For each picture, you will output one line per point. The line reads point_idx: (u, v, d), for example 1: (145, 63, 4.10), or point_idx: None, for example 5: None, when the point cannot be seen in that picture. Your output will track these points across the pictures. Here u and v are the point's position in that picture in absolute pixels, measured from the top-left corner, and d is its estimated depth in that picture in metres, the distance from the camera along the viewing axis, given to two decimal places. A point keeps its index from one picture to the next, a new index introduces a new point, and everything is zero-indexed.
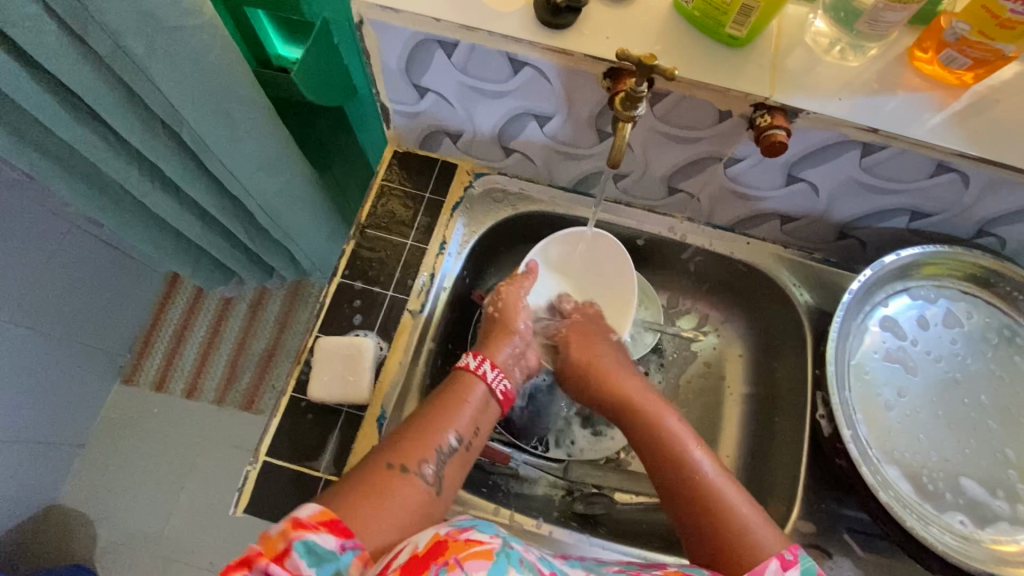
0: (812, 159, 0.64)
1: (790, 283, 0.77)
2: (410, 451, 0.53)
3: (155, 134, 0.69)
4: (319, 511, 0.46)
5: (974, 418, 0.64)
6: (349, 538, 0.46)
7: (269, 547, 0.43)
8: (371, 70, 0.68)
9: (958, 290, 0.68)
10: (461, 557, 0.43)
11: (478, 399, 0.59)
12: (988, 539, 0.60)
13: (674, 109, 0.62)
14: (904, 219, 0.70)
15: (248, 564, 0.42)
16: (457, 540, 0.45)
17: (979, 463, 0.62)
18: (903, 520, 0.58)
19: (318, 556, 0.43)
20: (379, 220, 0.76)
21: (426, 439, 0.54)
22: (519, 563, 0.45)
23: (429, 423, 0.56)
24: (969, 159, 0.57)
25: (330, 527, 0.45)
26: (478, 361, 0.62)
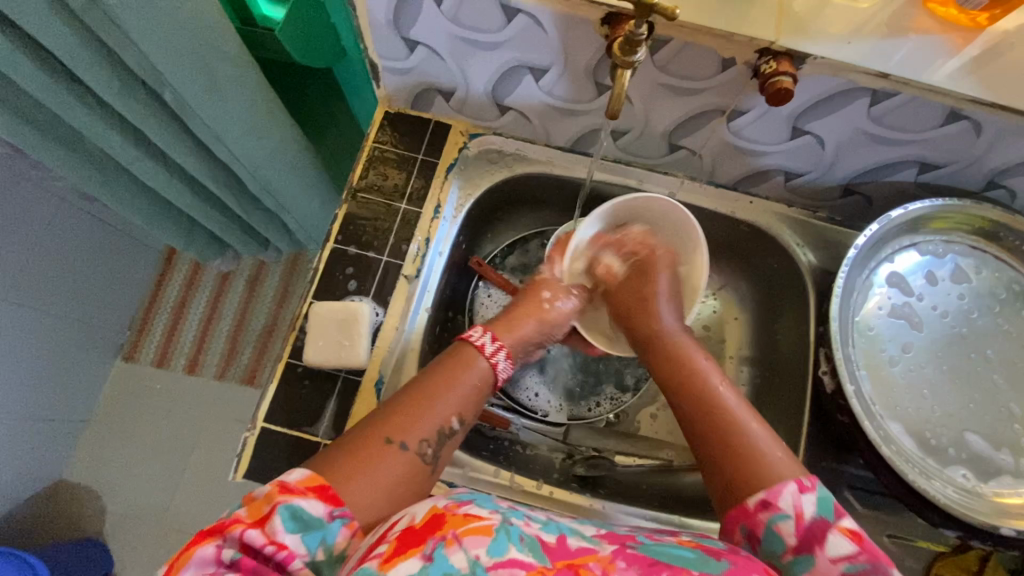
0: (818, 110, 0.60)
1: (794, 243, 0.75)
2: (412, 428, 0.52)
3: (138, 97, 0.69)
4: (307, 476, 0.46)
5: (979, 373, 0.61)
6: (338, 506, 0.46)
7: (253, 509, 0.45)
8: (358, 22, 0.64)
9: (968, 245, 0.64)
10: (460, 532, 0.41)
11: (479, 377, 0.59)
12: (990, 493, 0.57)
13: (676, 58, 0.58)
14: (912, 172, 0.66)
15: (223, 533, 0.44)
16: (455, 515, 0.43)
17: (981, 417, 0.59)
18: (906, 474, 0.55)
19: (302, 521, 0.44)
20: (371, 184, 0.75)
21: (428, 415, 0.54)
22: (519, 540, 0.42)
23: (434, 396, 0.55)
24: (983, 105, 0.54)
25: (319, 493, 0.46)
26: (494, 347, 0.61)
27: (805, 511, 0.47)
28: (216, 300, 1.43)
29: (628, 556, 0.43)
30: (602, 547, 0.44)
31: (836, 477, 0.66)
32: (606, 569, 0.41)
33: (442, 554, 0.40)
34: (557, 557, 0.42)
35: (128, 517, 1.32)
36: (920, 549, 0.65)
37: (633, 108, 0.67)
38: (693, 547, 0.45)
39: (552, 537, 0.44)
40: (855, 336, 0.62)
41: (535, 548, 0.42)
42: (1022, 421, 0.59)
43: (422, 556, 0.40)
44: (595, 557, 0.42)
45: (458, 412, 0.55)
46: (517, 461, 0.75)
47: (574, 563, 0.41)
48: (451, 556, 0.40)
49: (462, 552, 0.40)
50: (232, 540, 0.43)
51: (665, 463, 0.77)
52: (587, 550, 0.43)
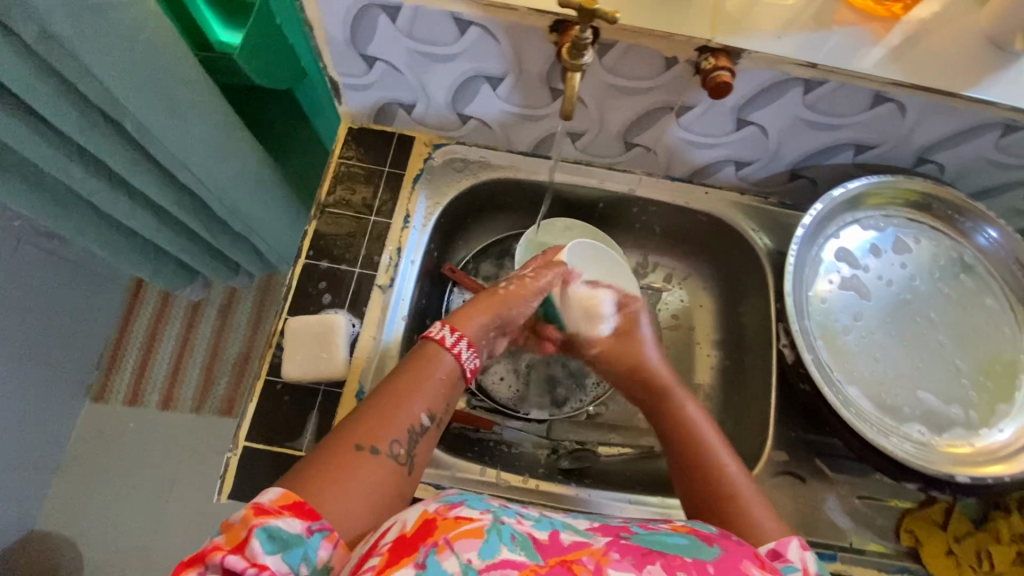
0: (757, 101, 0.64)
1: (750, 229, 0.79)
2: (383, 432, 0.53)
3: (98, 127, 0.69)
4: (281, 495, 0.46)
5: (926, 333, 0.65)
6: (315, 520, 0.45)
7: (230, 536, 0.44)
8: (315, 41, 0.66)
9: (906, 218, 0.69)
10: (451, 537, 0.42)
11: (447, 374, 0.59)
12: (944, 444, 0.61)
13: (623, 59, 0.61)
14: (850, 154, 0.71)
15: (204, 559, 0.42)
16: (447, 519, 0.44)
17: (930, 374, 0.63)
18: (865, 432, 0.58)
19: (282, 541, 0.43)
20: (339, 198, 0.76)
21: (398, 418, 0.55)
22: (511, 540, 0.43)
23: (402, 398, 0.55)
24: (904, 87, 0.59)
25: (295, 510, 0.45)
26: (455, 338, 0.60)
27: (811, 566, 0.48)
28: (187, 332, 1.41)
29: (621, 546, 0.45)
30: (595, 541, 0.46)
31: (805, 446, 0.70)
32: (600, 561, 0.43)
33: (435, 560, 0.40)
34: (549, 555, 0.43)
35: (109, 562, 1.28)
36: (888, 506, 0.69)
37: (587, 109, 0.70)
38: (684, 533, 0.48)
39: (544, 533, 0.46)
40: (811, 309, 0.65)
41: (527, 547, 0.43)
42: (968, 375, 0.63)
43: (415, 564, 0.41)
44: (588, 550, 0.44)
45: (429, 410, 0.57)
46: (503, 459, 0.77)
47: (568, 559, 0.43)
48: (445, 561, 0.40)
49: (454, 557, 0.41)
50: (213, 566, 0.42)
51: (645, 450, 0.81)
52: (580, 544, 0.45)
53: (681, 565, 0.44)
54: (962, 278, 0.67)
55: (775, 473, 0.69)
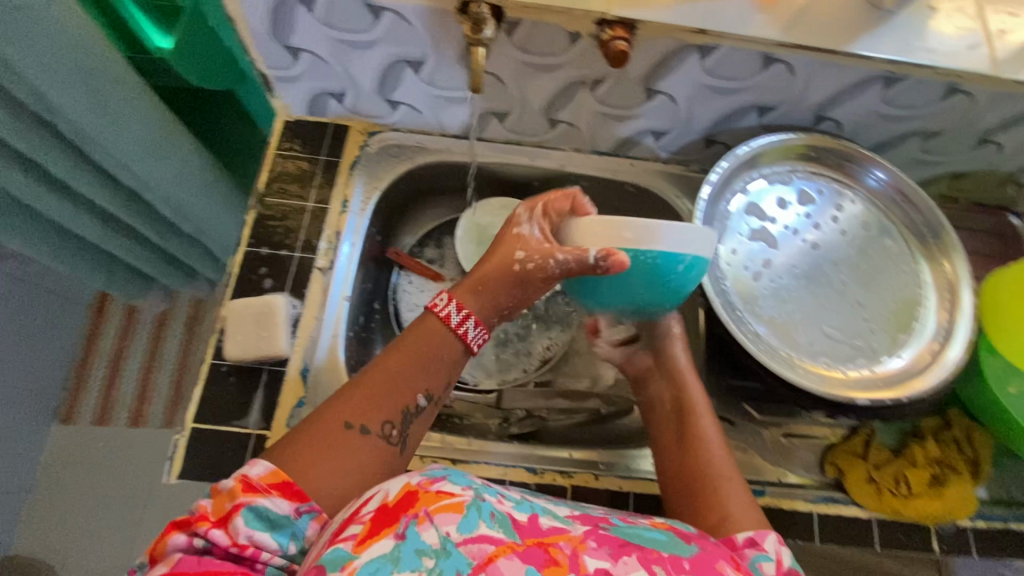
0: (661, 70, 0.69)
1: (675, 197, 0.84)
2: (378, 412, 0.55)
3: (33, 130, 0.71)
4: (270, 472, 0.49)
5: (826, 273, 0.71)
6: (304, 502, 0.49)
7: (217, 505, 0.47)
8: (240, 36, 0.68)
9: (805, 171, 0.75)
10: (432, 510, 0.45)
11: (446, 359, 0.60)
12: (847, 370, 0.66)
13: (531, 36, 0.65)
14: (754, 116, 0.76)
15: (192, 526, 0.46)
16: (428, 492, 0.47)
17: (832, 309, 0.69)
18: (771, 364, 0.63)
19: (269, 519, 0.47)
20: (277, 188, 0.79)
21: (390, 399, 0.56)
22: (490, 516, 0.46)
23: (396, 379, 0.57)
24: (787, 47, 0.64)
25: (282, 490, 0.48)
26: (461, 316, 0.60)
27: (784, 559, 0.52)
28: (155, 344, 1.41)
29: (598, 536, 0.48)
30: (572, 528, 0.49)
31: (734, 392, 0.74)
32: (576, 547, 0.46)
33: (415, 531, 0.44)
34: (526, 535, 0.46)
35: None
36: (816, 441, 0.73)
37: (508, 88, 0.74)
38: (663, 530, 0.52)
39: (523, 514, 0.48)
40: (725, 262, 0.70)
41: (504, 524, 0.46)
42: (864, 307, 0.69)
43: (395, 534, 0.44)
44: (565, 536, 0.47)
45: (422, 392, 0.59)
46: (452, 428, 0.79)
47: (544, 541, 0.46)
48: (423, 533, 0.44)
49: (432, 528, 0.44)
50: (199, 534, 0.46)
51: (594, 412, 0.84)
52: (558, 530, 0.47)
53: (658, 560, 0.47)
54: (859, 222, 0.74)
55: None
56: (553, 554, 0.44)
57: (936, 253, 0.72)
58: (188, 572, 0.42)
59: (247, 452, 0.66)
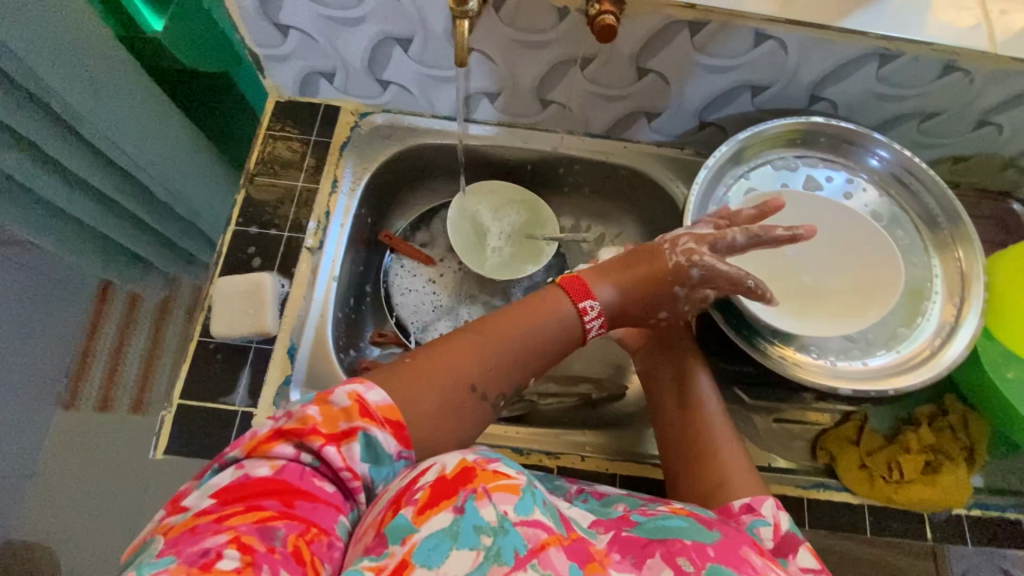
0: (651, 48, 0.68)
1: (669, 181, 0.83)
2: (499, 383, 0.52)
3: (25, 108, 0.71)
4: (388, 406, 0.45)
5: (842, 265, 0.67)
6: (406, 448, 0.46)
7: (329, 419, 0.43)
8: (229, 13, 0.69)
9: (815, 156, 0.72)
10: (490, 488, 0.41)
11: (570, 329, 0.56)
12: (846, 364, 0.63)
13: (517, 12, 0.65)
14: (747, 98, 0.74)
15: (300, 434, 0.43)
16: (485, 470, 0.43)
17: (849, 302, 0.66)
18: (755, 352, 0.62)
19: (375, 454, 0.44)
20: (268, 168, 0.79)
21: (519, 369, 0.53)
22: (542, 503, 0.43)
23: (532, 346, 0.53)
24: (778, 23, 0.63)
25: (395, 430, 0.45)
26: (597, 318, 0.57)
27: (782, 523, 0.51)
28: (158, 332, 1.37)
29: (621, 544, 0.43)
30: (598, 540, 0.44)
31: (726, 376, 0.73)
32: (603, 560, 0.41)
33: (474, 506, 0.40)
34: (569, 530, 0.42)
35: None
36: (809, 427, 0.72)
37: (497, 67, 0.73)
38: (685, 516, 0.47)
39: (563, 513, 0.44)
40: None
41: (554, 514, 0.42)
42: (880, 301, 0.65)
43: (454, 508, 0.40)
44: (592, 547, 0.42)
45: (541, 370, 0.55)
46: None
47: (588, 534, 0.42)
48: (482, 509, 0.40)
49: (490, 505, 0.40)
50: (307, 447, 0.43)
51: (584, 397, 0.84)
52: (587, 538, 0.43)
53: (682, 550, 0.42)
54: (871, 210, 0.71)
55: None
56: (592, 551, 0.40)
57: (947, 242, 0.69)
58: (291, 485, 0.40)
59: (232, 429, 0.66)
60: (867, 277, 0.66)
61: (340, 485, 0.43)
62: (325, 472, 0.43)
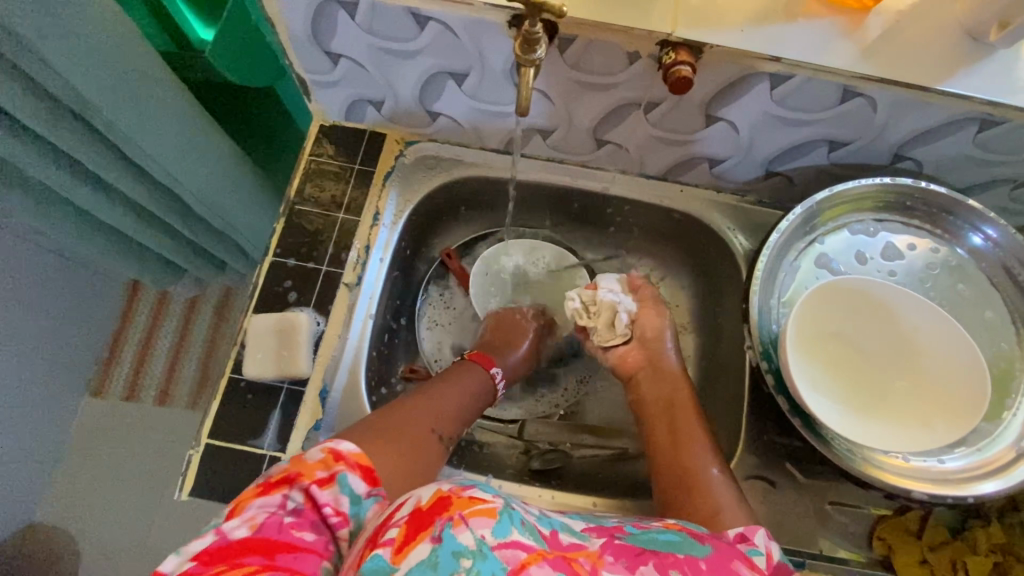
0: (724, 97, 0.63)
1: (727, 229, 0.77)
2: (448, 424, 0.64)
3: (69, 126, 0.69)
4: (358, 452, 0.52)
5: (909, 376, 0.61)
6: (376, 487, 0.51)
7: (307, 467, 0.49)
8: (279, 38, 0.66)
9: (898, 223, 0.68)
10: (466, 514, 0.42)
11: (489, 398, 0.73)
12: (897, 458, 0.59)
13: (584, 55, 0.60)
14: (824, 151, 0.69)
15: (288, 481, 0.48)
16: (460, 497, 0.43)
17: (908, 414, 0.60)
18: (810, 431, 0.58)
19: (349, 493, 0.49)
20: (309, 196, 0.76)
21: (454, 418, 0.66)
22: (520, 523, 0.43)
23: (463, 405, 0.68)
24: (872, 81, 0.57)
25: (363, 472, 0.51)
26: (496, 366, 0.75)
27: (773, 551, 0.51)
28: (185, 329, 1.38)
29: (614, 548, 0.46)
30: (590, 543, 0.46)
31: (777, 450, 0.68)
32: (595, 563, 0.43)
33: (451, 534, 0.41)
34: (553, 546, 0.43)
35: (102, 558, 1.28)
36: (861, 512, 0.67)
37: (555, 106, 0.69)
38: (675, 531, 0.50)
39: (546, 527, 0.46)
40: (781, 314, 0.65)
41: (533, 533, 0.43)
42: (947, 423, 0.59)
43: (432, 537, 0.41)
44: (585, 552, 0.44)
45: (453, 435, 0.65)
46: (472, 459, 0.76)
47: (569, 554, 0.43)
48: (460, 536, 0.41)
49: (469, 531, 0.41)
50: (292, 494, 0.47)
51: (620, 452, 0.79)
52: (578, 546, 0.45)
53: (675, 563, 0.45)
54: (960, 288, 0.65)
55: (746, 476, 0.68)
56: (577, 569, 0.42)
57: None
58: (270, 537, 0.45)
59: (260, 473, 0.64)
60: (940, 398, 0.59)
61: (318, 528, 0.47)
62: (306, 514, 0.47)
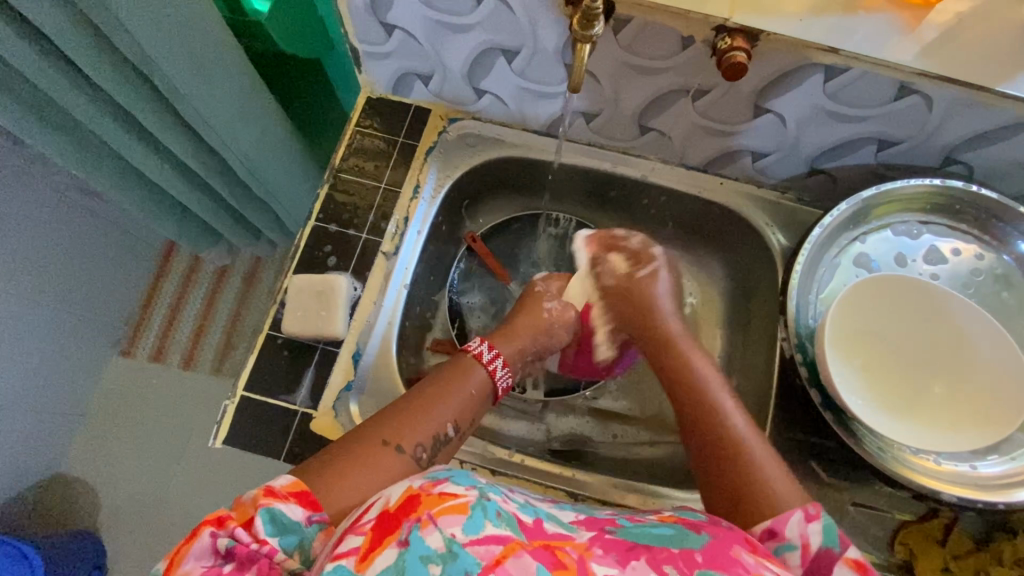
0: (775, 88, 0.62)
1: (765, 224, 0.77)
2: (415, 434, 0.57)
3: (129, 81, 0.71)
4: (292, 482, 0.49)
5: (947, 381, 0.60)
6: (316, 512, 0.48)
7: (240, 511, 0.46)
8: (338, 8, 0.67)
9: (945, 226, 0.67)
10: (434, 513, 0.42)
11: (480, 397, 0.64)
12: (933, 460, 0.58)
13: (637, 38, 0.60)
14: (871, 150, 0.68)
15: (219, 522, 0.45)
16: (430, 495, 0.44)
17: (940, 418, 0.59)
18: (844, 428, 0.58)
19: (281, 526, 0.46)
20: (352, 165, 0.78)
21: (428, 422, 0.59)
22: (496, 516, 0.44)
23: (432, 406, 0.60)
24: (930, 78, 0.57)
25: (299, 498, 0.48)
26: (491, 355, 0.67)
27: (811, 541, 0.48)
28: (212, 296, 1.41)
29: (604, 542, 0.44)
30: (578, 534, 0.45)
31: (803, 447, 0.68)
32: (583, 554, 0.42)
33: (418, 536, 0.41)
34: (533, 536, 0.43)
35: (122, 511, 1.30)
36: (885, 517, 0.66)
37: (602, 88, 0.69)
38: (671, 524, 0.48)
39: (528, 518, 0.46)
40: (818, 310, 0.65)
41: (511, 524, 0.43)
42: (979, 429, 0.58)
43: (398, 542, 0.41)
44: (571, 543, 0.43)
45: (432, 441, 0.58)
46: (494, 435, 0.77)
47: (551, 544, 0.43)
48: (428, 538, 0.41)
49: (437, 531, 0.41)
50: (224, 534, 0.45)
51: (640, 437, 0.80)
52: (563, 536, 0.44)
53: (667, 558, 0.43)
54: (1004, 297, 0.65)
55: None
56: (561, 558, 0.41)
57: None
58: None
59: (291, 428, 0.66)
60: (978, 404, 0.58)
61: (255, 564, 0.44)
62: (239, 553, 0.44)
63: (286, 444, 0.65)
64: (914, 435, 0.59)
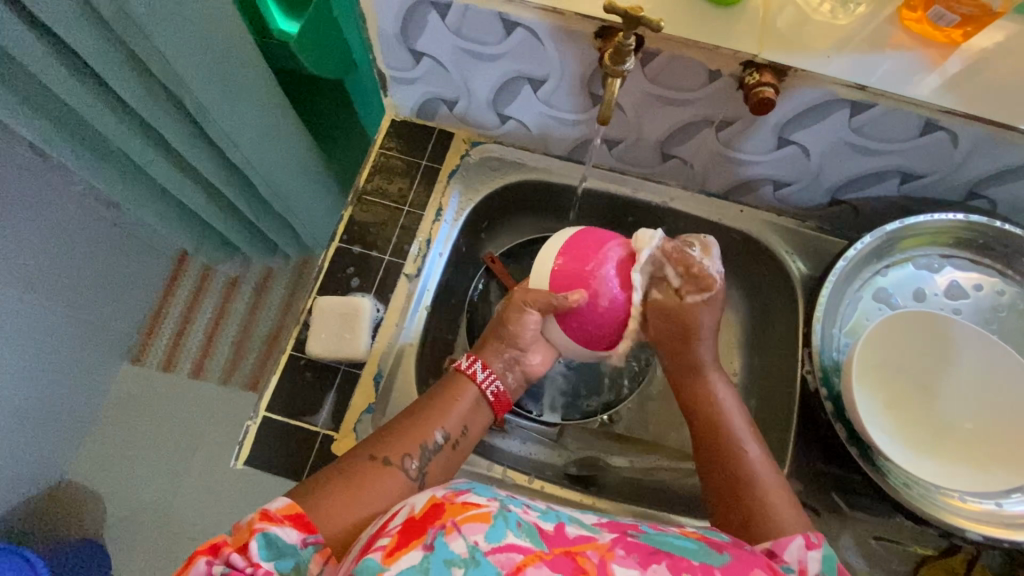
0: (800, 121, 0.63)
1: (784, 250, 0.77)
2: (400, 445, 0.58)
3: (160, 101, 0.72)
4: (287, 505, 0.50)
5: (966, 416, 0.60)
6: (311, 533, 0.49)
7: (236, 536, 0.47)
8: (368, 35, 0.68)
9: (967, 259, 0.67)
10: (458, 520, 0.43)
11: (472, 406, 0.63)
12: (956, 497, 0.59)
13: (665, 70, 0.61)
14: (894, 182, 0.69)
15: (215, 550, 0.46)
16: (454, 503, 0.45)
17: (962, 453, 0.59)
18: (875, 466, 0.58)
19: (277, 549, 0.47)
20: (376, 187, 0.79)
21: (416, 433, 0.59)
22: (517, 526, 0.44)
23: (420, 419, 0.60)
24: (957, 116, 0.57)
25: (294, 521, 0.49)
26: (475, 364, 0.65)
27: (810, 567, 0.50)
28: (224, 306, 1.42)
29: (626, 544, 0.45)
30: (601, 535, 0.46)
31: (826, 479, 0.67)
32: (605, 555, 0.43)
33: (443, 541, 0.41)
34: (554, 544, 0.43)
35: (127, 522, 1.29)
36: (907, 551, 0.65)
37: (627, 118, 0.70)
38: (694, 539, 0.48)
39: (550, 525, 0.46)
40: (842, 343, 0.65)
41: (532, 534, 0.43)
42: (1002, 465, 0.57)
43: (424, 546, 0.42)
44: (594, 544, 0.44)
45: (420, 453, 0.58)
46: (511, 459, 0.77)
47: (573, 549, 0.43)
48: (452, 543, 0.41)
49: (461, 538, 0.41)
50: (220, 559, 0.45)
51: (658, 461, 0.80)
52: (586, 538, 0.45)
53: (688, 567, 0.43)
54: None
55: None
56: (581, 563, 0.42)
57: None
58: None
59: (312, 451, 0.66)
60: (999, 439, 0.58)
61: None
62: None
63: (307, 465, 0.65)
64: (940, 471, 0.59)
